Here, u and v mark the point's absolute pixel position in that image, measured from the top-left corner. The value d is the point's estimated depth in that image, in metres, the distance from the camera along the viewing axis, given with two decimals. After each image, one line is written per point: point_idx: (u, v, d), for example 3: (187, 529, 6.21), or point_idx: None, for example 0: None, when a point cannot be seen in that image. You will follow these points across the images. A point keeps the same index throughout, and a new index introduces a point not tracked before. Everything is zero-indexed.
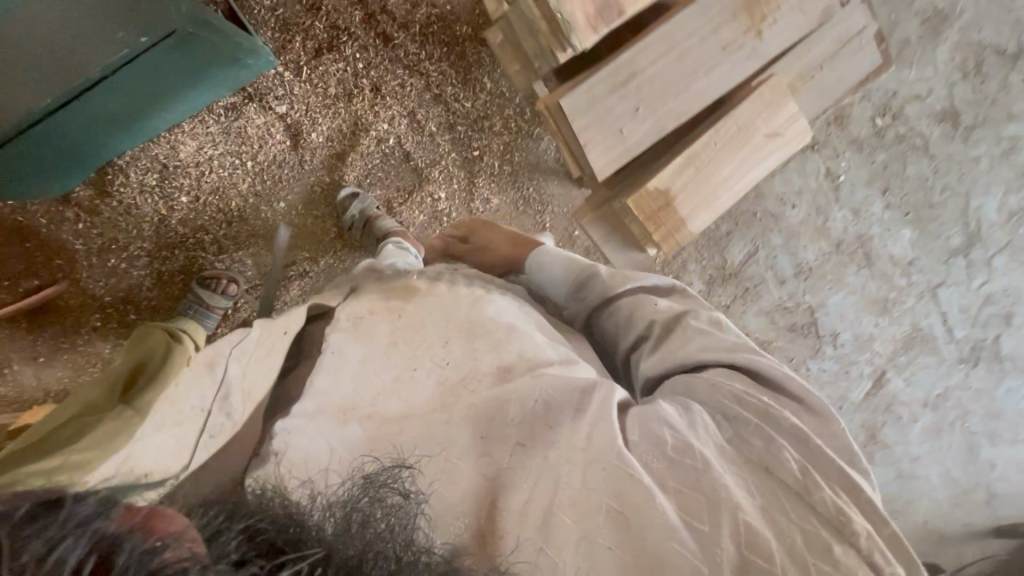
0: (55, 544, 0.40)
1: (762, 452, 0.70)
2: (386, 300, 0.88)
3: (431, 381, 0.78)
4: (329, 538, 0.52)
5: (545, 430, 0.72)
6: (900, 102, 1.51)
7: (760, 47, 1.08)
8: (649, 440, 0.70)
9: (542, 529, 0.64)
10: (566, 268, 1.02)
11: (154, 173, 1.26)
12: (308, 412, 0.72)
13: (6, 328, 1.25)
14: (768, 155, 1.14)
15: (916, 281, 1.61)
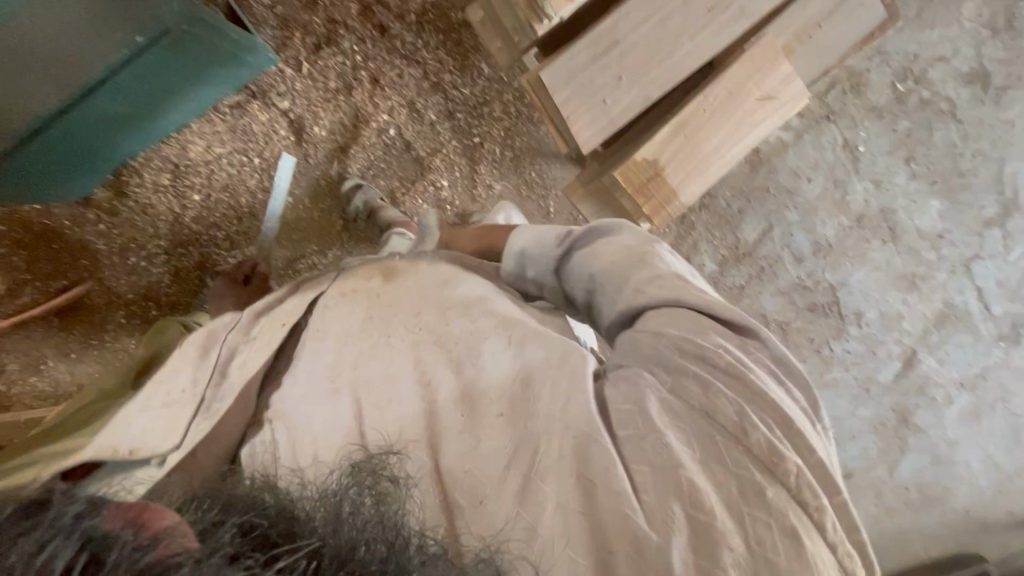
0: (46, 543, 0.38)
1: (701, 399, 0.66)
2: (368, 278, 0.84)
3: (404, 351, 0.75)
4: (323, 528, 0.48)
5: (523, 404, 0.68)
6: (922, 64, 1.43)
7: (748, 5, 1.03)
8: (618, 420, 0.66)
9: (519, 497, 0.63)
10: (538, 243, 0.86)
11: (166, 173, 1.31)
12: (301, 395, 0.72)
13: (40, 327, 1.32)
14: (761, 120, 1.09)
15: (947, 255, 1.52)
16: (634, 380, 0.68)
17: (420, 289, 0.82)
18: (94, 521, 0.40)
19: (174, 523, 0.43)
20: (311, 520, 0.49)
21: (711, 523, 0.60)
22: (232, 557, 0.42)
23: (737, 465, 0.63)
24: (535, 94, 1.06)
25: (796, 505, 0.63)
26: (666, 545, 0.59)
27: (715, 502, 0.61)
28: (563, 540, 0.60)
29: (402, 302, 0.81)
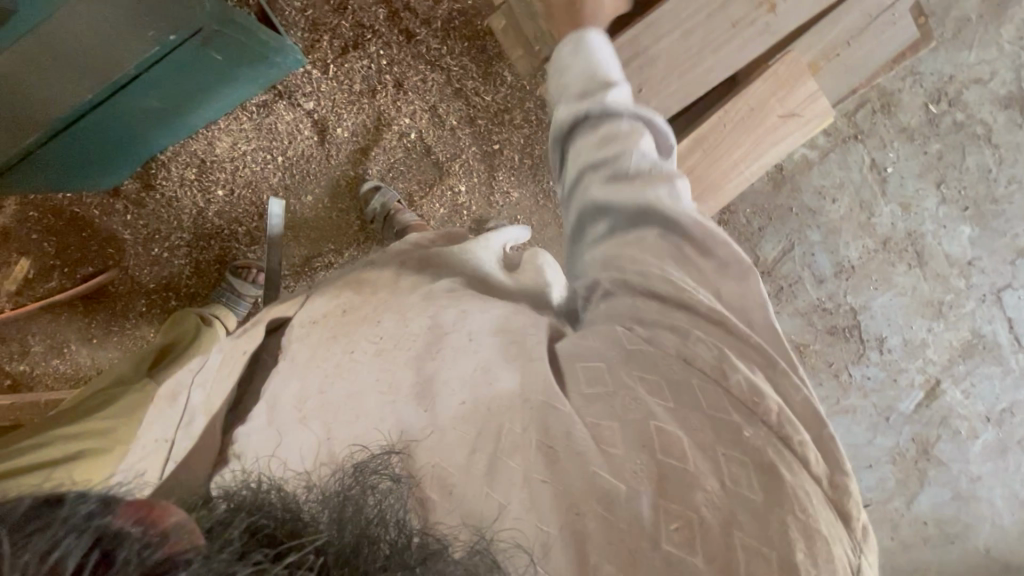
0: (58, 542, 0.36)
1: (676, 347, 0.65)
2: (335, 300, 0.77)
3: (371, 359, 0.67)
4: (328, 523, 0.45)
5: (486, 389, 0.63)
6: (957, 86, 1.39)
7: (773, 23, 1.02)
8: (585, 377, 0.64)
9: (487, 479, 0.57)
10: (593, 70, 0.85)
11: (192, 168, 1.34)
12: (268, 423, 0.64)
13: (66, 311, 1.36)
14: (784, 137, 1.06)
15: (976, 283, 1.47)
16: (596, 334, 0.68)
17: (385, 301, 0.75)
18: (103, 518, 0.39)
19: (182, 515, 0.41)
20: (315, 517, 0.46)
21: (693, 486, 0.57)
22: (239, 556, 0.40)
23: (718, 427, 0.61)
24: None
25: (786, 464, 0.60)
26: (636, 494, 0.56)
27: (693, 458, 0.59)
28: (531, 510, 0.56)
29: (369, 314, 0.73)
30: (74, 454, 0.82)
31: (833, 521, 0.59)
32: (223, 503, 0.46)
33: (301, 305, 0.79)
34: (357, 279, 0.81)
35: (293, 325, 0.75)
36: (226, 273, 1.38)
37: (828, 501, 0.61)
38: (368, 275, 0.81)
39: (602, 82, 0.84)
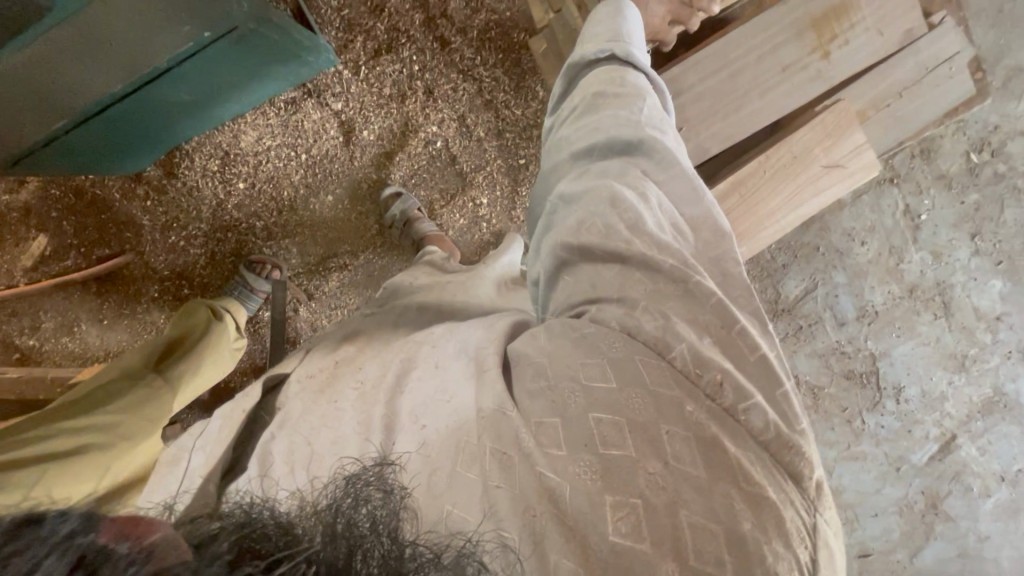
0: (38, 563, 0.32)
1: (624, 319, 0.62)
2: (334, 353, 0.80)
3: (350, 402, 0.66)
4: (321, 535, 0.42)
5: (447, 410, 0.60)
6: (1002, 137, 1.35)
7: (826, 70, 0.99)
8: (530, 374, 0.61)
9: (446, 486, 0.54)
10: (613, 27, 0.84)
11: (216, 160, 1.34)
12: (256, 467, 0.62)
13: (79, 291, 1.36)
14: (824, 187, 1.03)
15: (1002, 340, 1.43)
16: (548, 332, 0.63)
17: (374, 353, 0.77)
18: (87, 535, 0.35)
19: (169, 531, 0.38)
20: (307, 529, 0.42)
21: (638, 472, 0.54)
22: (230, 569, 0.37)
23: (669, 419, 0.57)
24: None
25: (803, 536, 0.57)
26: (582, 493, 0.53)
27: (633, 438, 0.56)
28: (487, 516, 0.52)
29: (353, 367, 0.74)
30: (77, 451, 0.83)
31: (797, 503, 0.58)
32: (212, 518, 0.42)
33: (302, 359, 0.83)
34: (360, 334, 0.85)
35: (293, 379, 0.76)
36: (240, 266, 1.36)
37: (775, 466, 0.59)
38: (372, 330, 0.86)
39: (617, 37, 0.82)
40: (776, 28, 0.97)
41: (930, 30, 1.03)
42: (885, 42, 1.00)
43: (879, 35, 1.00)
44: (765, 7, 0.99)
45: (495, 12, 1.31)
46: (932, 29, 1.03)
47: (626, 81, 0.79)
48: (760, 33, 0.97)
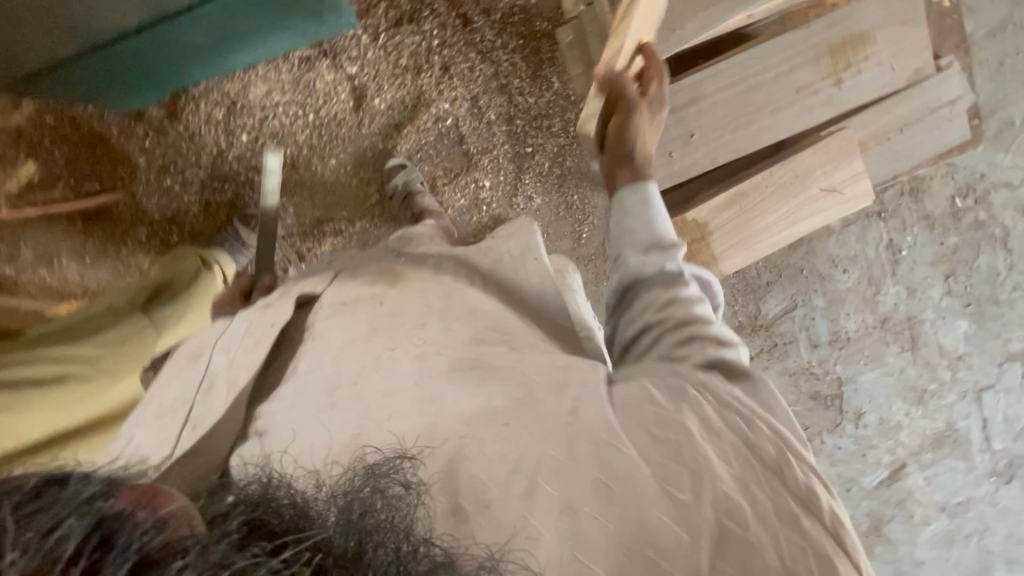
0: (61, 521, 0.39)
1: (744, 432, 0.66)
2: (370, 287, 0.80)
3: (409, 362, 0.70)
4: (334, 526, 0.47)
5: (564, 423, 0.64)
6: (987, 185, 1.41)
7: (836, 97, 1.03)
8: (653, 421, 0.65)
9: (525, 501, 0.59)
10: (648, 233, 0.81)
11: (221, 108, 1.32)
12: (298, 394, 0.69)
13: (63, 223, 1.32)
14: (819, 211, 1.06)
15: (961, 378, 1.50)
16: (665, 389, 0.68)
17: (427, 303, 0.77)
18: (107, 500, 0.41)
19: (183, 501, 0.45)
20: (321, 519, 0.48)
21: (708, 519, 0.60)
22: (241, 545, 0.43)
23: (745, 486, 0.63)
24: None
25: None
26: (685, 542, 0.59)
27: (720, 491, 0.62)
28: (570, 536, 0.58)
29: (413, 318, 0.75)
30: (55, 381, 0.87)
31: None
32: (233, 495, 0.49)
33: (332, 282, 0.84)
34: (393, 272, 0.83)
35: (322, 306, 0.80)
36: (234, 221, 1.37)
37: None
38: (406, 268, 0.84)
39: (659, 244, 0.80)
40: (794, 50, 1.00)
41: (938, 72, 1.06)
42: (895, 77, 1.04)
43: (890, 70, 1.03)
44: (786, 28, 1.01)
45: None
46: (940, 72, 1.06)
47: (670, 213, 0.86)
48: (778, 54, 1.00)
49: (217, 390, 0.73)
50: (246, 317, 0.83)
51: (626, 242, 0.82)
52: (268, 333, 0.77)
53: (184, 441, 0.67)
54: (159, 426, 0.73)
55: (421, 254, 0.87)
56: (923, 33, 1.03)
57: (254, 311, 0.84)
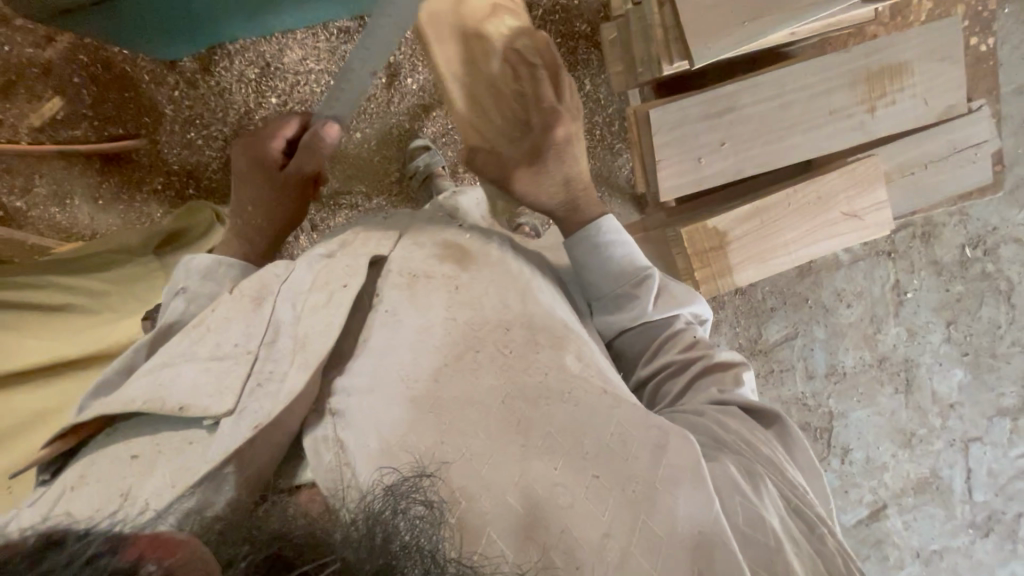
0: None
1: (823, 545, 0.64)
2: (439, 264, 0.75)
3: (493, 372, 0.66)
4: (356, 545, 0.44)
5: (665, 498, 0.59)
6: (997, 239, 1.43)
7: (868, 123, 1.04)
8: (743, 516, 0.61)
9: (618, 570, 0.55)
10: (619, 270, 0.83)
11: (255, 68, 1.33)
12: (372, 376, 0.65)
13: (80, 162, 1.31)
14: (838, 233, 1.07)
15: (951, 427, 1.51)
16: (749, 475, 0.66)
17: (503, 301, 0.72)
18: (112, 558, 0.35)
19: (199, 548, 0.39)
20: (341, 539, 0.45)
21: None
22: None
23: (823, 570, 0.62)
24: (630, 130, 1.04)
25: None
26: None
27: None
28: None
29: (495, 323, 0.70)
30: (59, 307, 0.92)
31: None
32: (251, 531, 0.45)
33: (399, 242, 0.79)
34: (460, 247, 0.78)
35: (390, 271, 0.75)
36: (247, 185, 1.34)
37: None
38: (471, 245, 0.79)
39: (637, 277, 0.83)
40: (833, 73, 1.02)
41: (968, 114, 1.08)
42: (927, 113, 1.05)
43: (922, 105, 1.05)
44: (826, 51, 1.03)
45: None
46: (970, 114, 1.08)
47: (619, 238, 0.84)
48: (816, 74, 1.01)
49: (285, 347, 0.67)
50: (316, 264, 0.76)
51: (592, 294, 0.86)
52: (344, 294, 0.70)
53: (262, 405, 0.62)
54: (217, 370, 0.65)
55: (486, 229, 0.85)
56: (961, 70, 1.04)
57: (321, 259, 0.76)
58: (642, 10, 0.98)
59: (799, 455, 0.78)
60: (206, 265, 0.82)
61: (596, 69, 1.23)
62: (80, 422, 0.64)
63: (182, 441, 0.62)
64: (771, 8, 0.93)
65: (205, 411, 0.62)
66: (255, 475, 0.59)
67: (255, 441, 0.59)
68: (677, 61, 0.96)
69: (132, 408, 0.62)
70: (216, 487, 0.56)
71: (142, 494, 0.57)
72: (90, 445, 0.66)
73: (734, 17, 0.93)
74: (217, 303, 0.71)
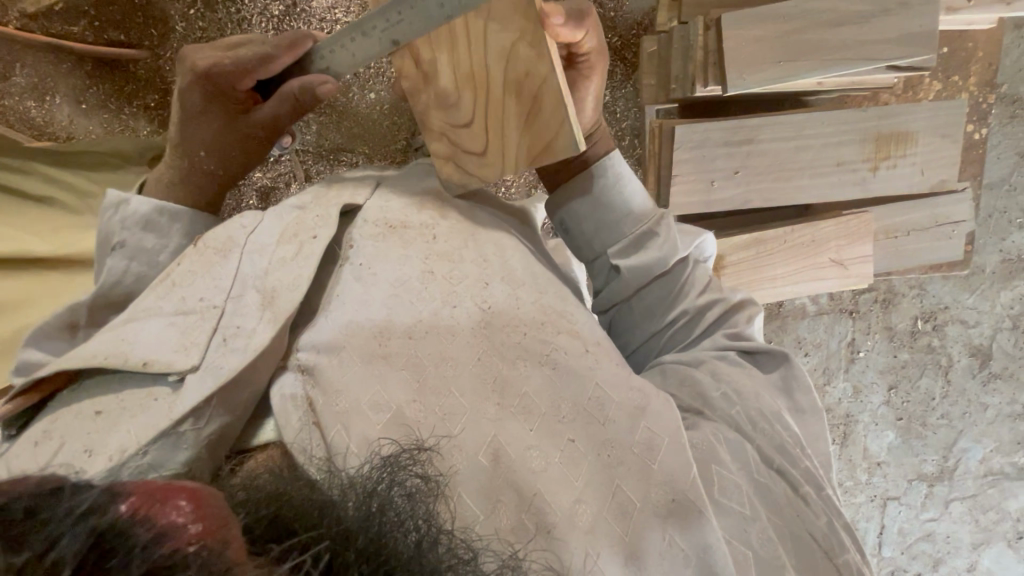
0: (55, 540, 0.32)
1: (802, 504, 0.67)
2: (416, 213, 0.72)
3: (470, 324, 0.64)
4: (350, 512, 0.42)
5: (640, 462, 0.61)
6: (946, 317, 1.47)
7: (869, 181, 1.10)
8: (717, 486, 0.63)
9: (589, 536, 0.56)
10: (641, 206, 0.83)
11: (280, 6, 1.20)
12: (346, 327, 0.62)
13: (69, 64, 1.14)
14: (824, 278, 1.14)
15: (875, 484, 1.55)
16: (730, 449, 0.67)
17: (481, 257, 0.70)
18: (104, 515, 0.34)
19: (212, 503, 0.37)
20: (339, 507, 0.43)
21: (784, 572, 0.60)
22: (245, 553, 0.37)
23: (805, 536, 0.65)
24: (652, 141, 1.10)
25: None
26: None
27: (785, 556, 0.62)
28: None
29: (476, 274, 0.68)
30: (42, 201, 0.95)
31: None
32: (242, 493, 0.43)
33: (375, 191, 0.74)
34: (438, 198, 0.75)
35: (364, 221, 0.70)
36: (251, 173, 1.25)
37: None
38: (449, 200, 0.76)
39: (649, 214, 0.84)
40: (847, 127, 1.08)
41: (954, 191, 1.16)
42: (920, 184, 1.12)
43: (918, 174, 1.12)
44: (842, 109, 1.09)
45: (601, 6, 1.14)
46: (955, 192, 1.17)
47: (631, 176, 0.84)
48: (834, 124, 1.08)
49: (253, 303, 0.63)
50: (287, 215, 0.71)
51: (609, 238, 0.82)
52: (313, 247, 0.66)
53: (228, 360, 0.58)
54: (183, 325, 0.61)
55: (498, 203, 0.83)
56: (957, 151, 1.12)
57: (292, 211, 0.72)
58: (688, 29, 1.05)
59: (802, 400, 0.78)
60: (150, 213, 0.74)
61: (618, 82, 1.20)
62: (45, 375, 0.59)
63: (145, 398, 0.57)
64: (803, 55, 0.98)
65: (168, 366, 0.58)
66: (218, 436, 0.56)
67: (212, 400, 0.56)
68: (711, 85, 1.02)
69: (90, 362, 0.58)
70: (173, 445, 0.54)
71: (105, 449, 0.53)
72: (53, 404, 0.60)
73: (771, 55, 0.98)
74: (183, 258, 0.67)
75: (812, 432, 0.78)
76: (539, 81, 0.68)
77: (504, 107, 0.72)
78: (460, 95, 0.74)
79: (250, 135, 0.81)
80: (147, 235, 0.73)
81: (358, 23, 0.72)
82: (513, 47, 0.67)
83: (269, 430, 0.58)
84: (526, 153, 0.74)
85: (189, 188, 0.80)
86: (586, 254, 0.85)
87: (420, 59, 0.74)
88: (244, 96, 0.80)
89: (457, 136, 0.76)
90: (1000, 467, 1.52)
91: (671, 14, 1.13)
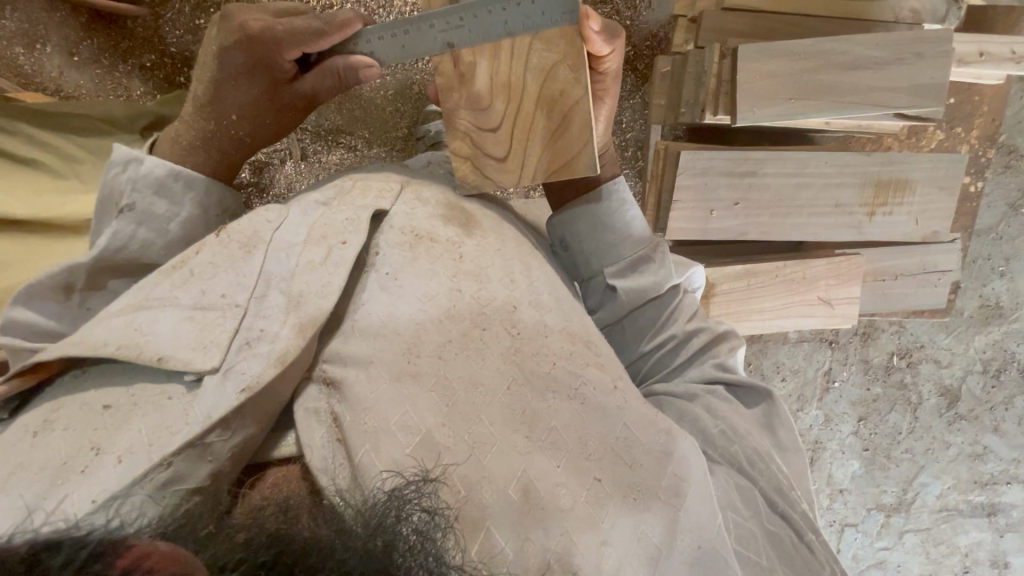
0: None
1: (807, 552, 0.68)
2: (443, 226, 0.71)
3: (501, 352, 0.64)
4: (357, 547, 0.42)
5: (664, 507, 0.61)
6: (921, 355, 1.50)
7: (863, 226, 1.12)
8: (735, 536, 0.65)
9: None
10: (641, 232, 0.83)
11: None
12: (371, 338, 0.61)
13: (61, 11, 1.07)
14: (810, 314, 1.15)
15: (834, 510, 1.59)
16: (741, 494, 0.69)
17: (508, 276, 0.69)
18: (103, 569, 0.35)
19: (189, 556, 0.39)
20: (343, 541, 0.43)
21: None
22: None
23: None
24: (655, 162, 1.10)
25: None
26: None
27: None
28: None
29: (503, 299, 0.67)
30: (34, 163, 0.92)
31: None
32: (244, 528, 0.43)
33: (399, 195, 0.72)
34: (464, 211, 0.75)
35: (391, 227, 0.68)
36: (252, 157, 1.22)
37: None
38: (474, 210, 0.76)
39: (647, 242, 0.84)
40: (850, 169, 1.09)
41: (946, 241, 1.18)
42: (915, 230, 1.14)
43: (913, 222, 1.13)
44: (846, 148, 1.10)
45: (618, 14, 1.13)
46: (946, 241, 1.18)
47: (631, 201, 0.84)
48: (836, 165, 1.09)
49: (276, 305, 0.61)
50: (312, 212, 0.69)
51: (608, 258, 0.82)
52: (344, 252, 0.64)
53: (252, 366, 0.57)
54: (202, 320, 0.59)
55: (519, 220, 0.84)
56: (952, 204, 1.13)
57: (317, 208, 0.69)
58: (704, 53, 1.04)
59: (785, 437, 0.80)
60: (165, 176, 0.70)
61: (627, 93, 1.20)
62: (46, 360, 0.57)
63: (159, 395, 0.56)
64: (813, 95, 0.98)
65: (186, 365, 0.56)
66: (241, 448, 0.56)
67: (242, 410, 0.55)
68: (721, 113, 1.02)
69: (101, 352, 0.56)
70: (198, 457, 0.53)
71: (116, 447, 0.52)
72: (55, 389, 0.59)
73: (782, 90, 0.98)
74: (202, 247, 0.64)
75: (799, 470, 0.79)
76: (572, 102, 0.75)
77: (534, 119, 0.78)
78: (492, 102, 0.78)
79: (289, 104, 0.79)
80: (159, 201, 0.70)
81: (421, 17, 0.72)
82: (553, 68, 0.73)
83: (291, 442, 0.60)
84: (544, 166, 0.80)
85: (211, 151, 0.76)
86: (583, 273, 0.84)
87: (460, 60, 0.75)
88: (289, 67, 0.76)
89: (481, 139, 0.79)
90: (956, 503, 1.56)
91: (687, 36, 1.12)
